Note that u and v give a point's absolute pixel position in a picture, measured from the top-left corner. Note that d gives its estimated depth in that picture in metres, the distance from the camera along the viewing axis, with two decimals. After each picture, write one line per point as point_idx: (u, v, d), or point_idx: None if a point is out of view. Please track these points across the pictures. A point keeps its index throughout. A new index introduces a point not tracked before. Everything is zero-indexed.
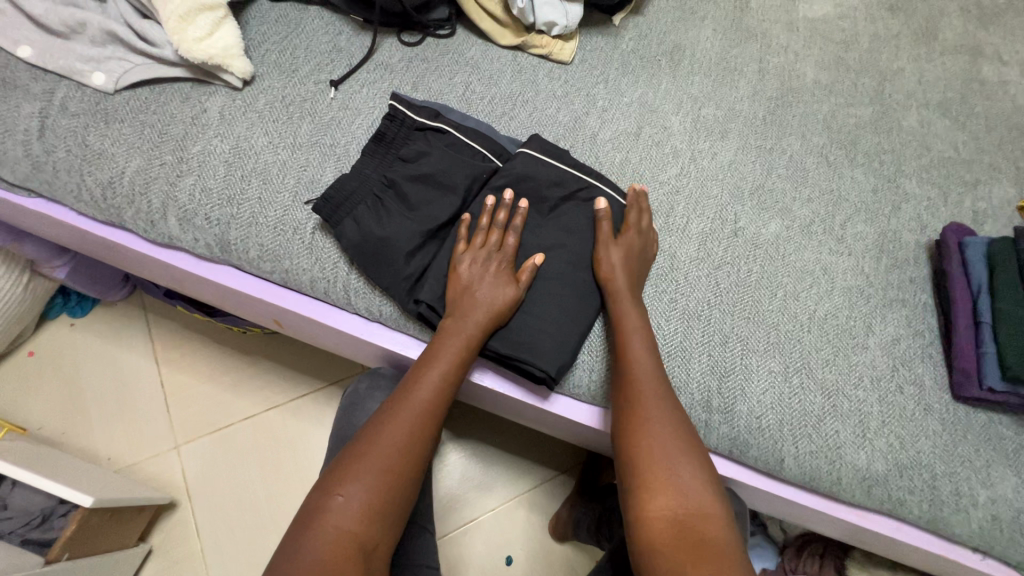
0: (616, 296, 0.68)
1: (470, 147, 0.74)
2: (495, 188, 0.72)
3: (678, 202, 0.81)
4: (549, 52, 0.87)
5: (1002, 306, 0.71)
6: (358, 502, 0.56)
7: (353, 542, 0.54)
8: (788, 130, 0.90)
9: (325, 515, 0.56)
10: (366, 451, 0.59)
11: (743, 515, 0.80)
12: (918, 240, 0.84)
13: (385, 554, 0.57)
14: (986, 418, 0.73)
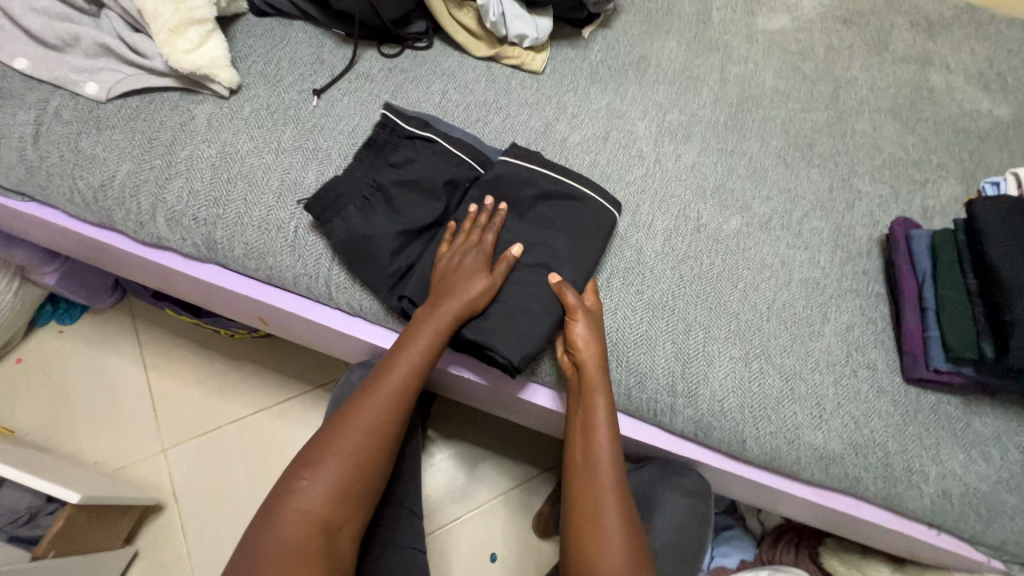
0: (586, 345, 0.69)
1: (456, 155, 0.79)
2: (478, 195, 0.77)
3: (644, 201, 0.86)
4: (521, 62, 0.93)
5: (945, 293, 0.76)
6: (323, 485, 0.59)
7: (317, 521, 0.57)
8: (748, 134, 0.96)
9: (292, 496, 0.58)
10: (335, 436, 0.62)
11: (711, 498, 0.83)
12: (870, 234, 0.89)
13: (351, 534, 0.60)
14: (936, 399, 0.77)
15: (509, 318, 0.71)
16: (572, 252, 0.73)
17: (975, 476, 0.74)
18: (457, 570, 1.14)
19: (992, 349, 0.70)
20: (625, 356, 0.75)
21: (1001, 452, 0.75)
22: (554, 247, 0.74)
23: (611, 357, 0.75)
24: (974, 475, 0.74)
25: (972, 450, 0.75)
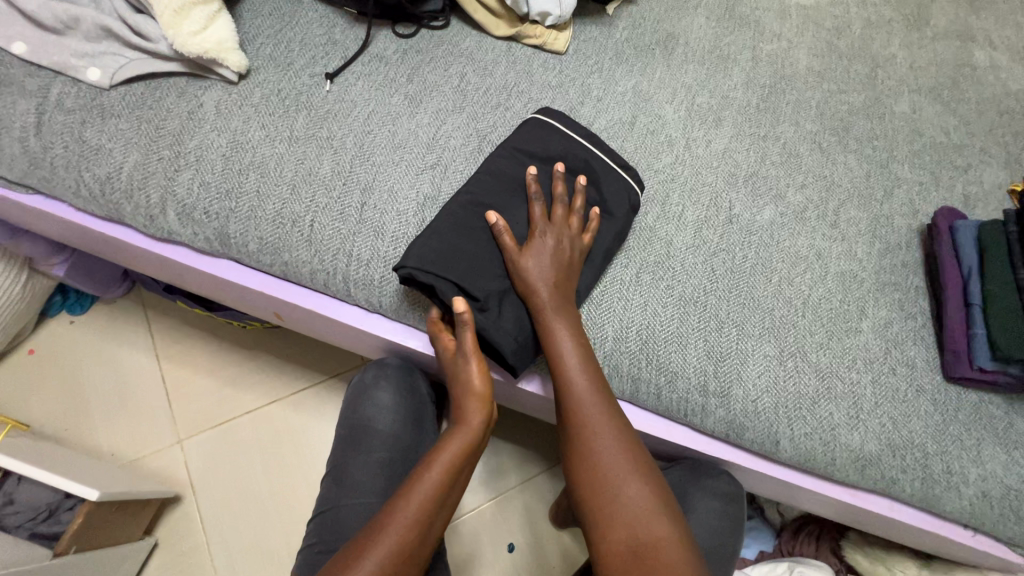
0: (539, 284, 0.67)
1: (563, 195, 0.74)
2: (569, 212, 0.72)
3: (673, 190, 0.82)
4: (543, 42, 0.88)
5: (994, 288, 0.72)
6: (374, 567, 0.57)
7: None
8: (781, 118, 0.91)
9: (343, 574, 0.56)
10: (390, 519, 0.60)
11: (739, 496, 0.82)
12: (910, 225, 0.85)
13: None
14: (978, 399, 0.74)
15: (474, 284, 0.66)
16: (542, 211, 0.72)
17: (1016, 478, 0.72)
18: (476, 561, 1.14)
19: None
20: (656, 354, 0.72)
21: None
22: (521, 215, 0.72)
23: (641, 356, 0.72)
24: (1016, 477, 0.72)
25: (1014, 451, 0.73)
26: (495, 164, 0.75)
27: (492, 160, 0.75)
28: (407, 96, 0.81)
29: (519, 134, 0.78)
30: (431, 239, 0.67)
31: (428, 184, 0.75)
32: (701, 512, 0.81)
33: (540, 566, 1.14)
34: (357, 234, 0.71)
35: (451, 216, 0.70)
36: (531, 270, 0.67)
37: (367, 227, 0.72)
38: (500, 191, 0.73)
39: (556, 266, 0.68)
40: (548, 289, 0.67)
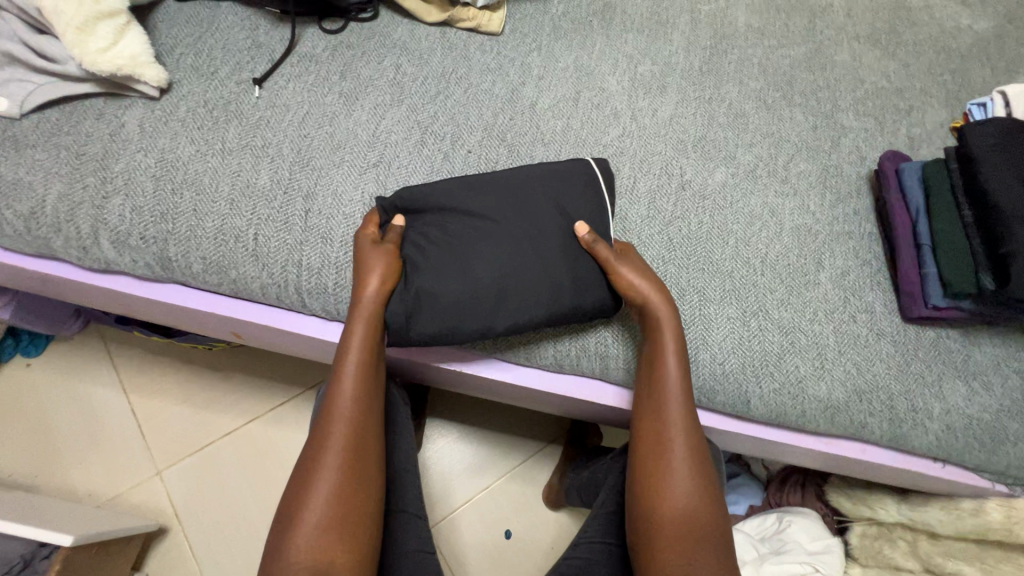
0: (641, 292, 0.67)
1: (552, 206, 0.70)
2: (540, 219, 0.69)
3: (623, 163, 0.81)
4: (477, 24, 0.86)
5: (941, 226, 0.73)
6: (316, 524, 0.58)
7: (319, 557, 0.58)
8: (725, 78, 0.91)
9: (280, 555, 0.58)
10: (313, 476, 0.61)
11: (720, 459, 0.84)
12: (858, 172, 0.86)
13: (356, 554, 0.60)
14: (936, 336, 0.76)
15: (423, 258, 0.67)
16: (513, 211, 0.69)
17: (977, 407, 0.74)
18: (473, 551, 1.15)
19: (992, 282, 0.68)
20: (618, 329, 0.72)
21: (1002, 380, 0.75)
22: (498, 207, 0.69)
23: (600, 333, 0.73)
24: (977, 406, 0.74)
25: (973, 382, 0.75)
26: (513, 177, 0.71)
27: (496, 175, 0.71)
28: (342, 94, 0.78)
29: (559, 167, 0.72)
30: (412, 198, 0.69)
31: (373, 183, 0.73)
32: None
33: (538, 548, 1.16)
34: (304, 243, 0.69)
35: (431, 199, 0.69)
36: (627, 274, 0.67)
37: (314, 235, 0.69)
38: (492, 203, 0.69)
39: (648, 277, 0.68)
40: (654, 285, 0.68)
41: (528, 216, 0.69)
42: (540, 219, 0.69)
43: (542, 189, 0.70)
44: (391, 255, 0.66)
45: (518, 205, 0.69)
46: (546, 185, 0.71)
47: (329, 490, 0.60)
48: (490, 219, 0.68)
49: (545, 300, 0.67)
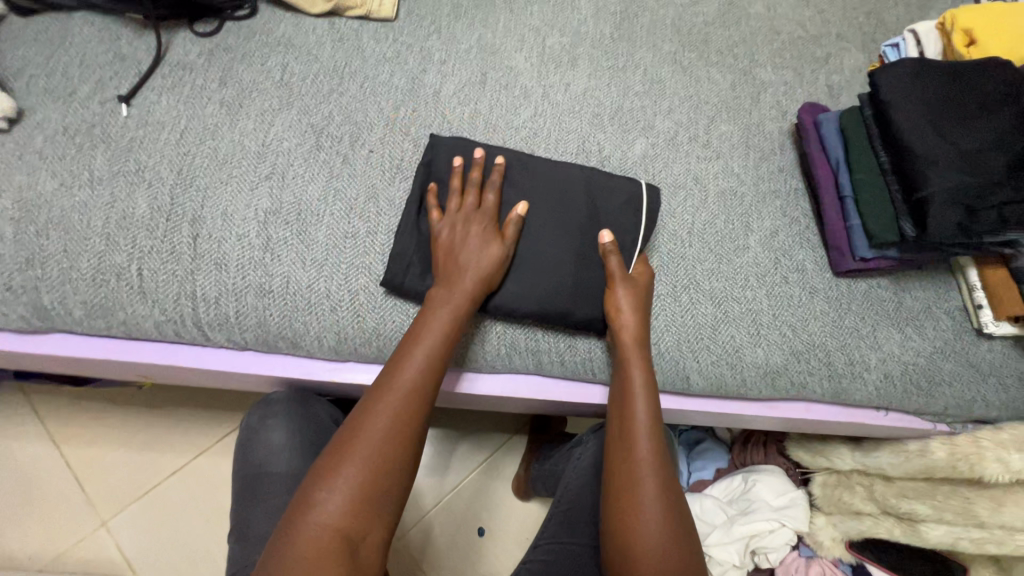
0: (626, 319, 0.64)
1: (572, 207, 0.68)
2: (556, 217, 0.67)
3: (538, 145, 0.77)
4: (367, 11, 0.79)
5: (860, 176, 0.72)
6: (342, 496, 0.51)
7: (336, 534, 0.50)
8: (637, 43, 0.87)
9: (306, 510, 0.50)
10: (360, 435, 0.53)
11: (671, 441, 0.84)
12: (780, 127, 0.84)
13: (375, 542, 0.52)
14: (867, 286, 0.76)
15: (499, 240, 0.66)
16: (535, 204, 0.67)
17: (912, 353, 0.74)
18: (447, 554, 1.13)
19: (911, 228, 0.66)
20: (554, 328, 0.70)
21: (933, 323, 0.76)
22: (528, 195, 0.67)
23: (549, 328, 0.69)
24: (911, 352, 0.74)
25: (906, 328, 0.75)
26: (564, 172, 0.69)
27: (539, 166, 0.69)
28: (223, 102, 0.71)
29: (606, 181, 0.70)
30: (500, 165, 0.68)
31: (267, 198, 0.67)
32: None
33: (512, 540, 1.16)
34: (196, 272, 0.64)
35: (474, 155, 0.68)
36: (621, 297, 0.64)
37: (207, 262, 0.64)
38: (518, 188, 0.68)
39: (641, 300, 0.66)
40: (637, 299, 0.65)
41: (553, 200, 0.67)
42: (566, 206, 0.67)
43: (575, 189, 0.68)
44: (507, 245, 0.64)
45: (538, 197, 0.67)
46: (575, 183, 0.69)
47: (377, 450, 0.53)
48: (517, 199, 0.67)
49: (549, 268, 0.66)
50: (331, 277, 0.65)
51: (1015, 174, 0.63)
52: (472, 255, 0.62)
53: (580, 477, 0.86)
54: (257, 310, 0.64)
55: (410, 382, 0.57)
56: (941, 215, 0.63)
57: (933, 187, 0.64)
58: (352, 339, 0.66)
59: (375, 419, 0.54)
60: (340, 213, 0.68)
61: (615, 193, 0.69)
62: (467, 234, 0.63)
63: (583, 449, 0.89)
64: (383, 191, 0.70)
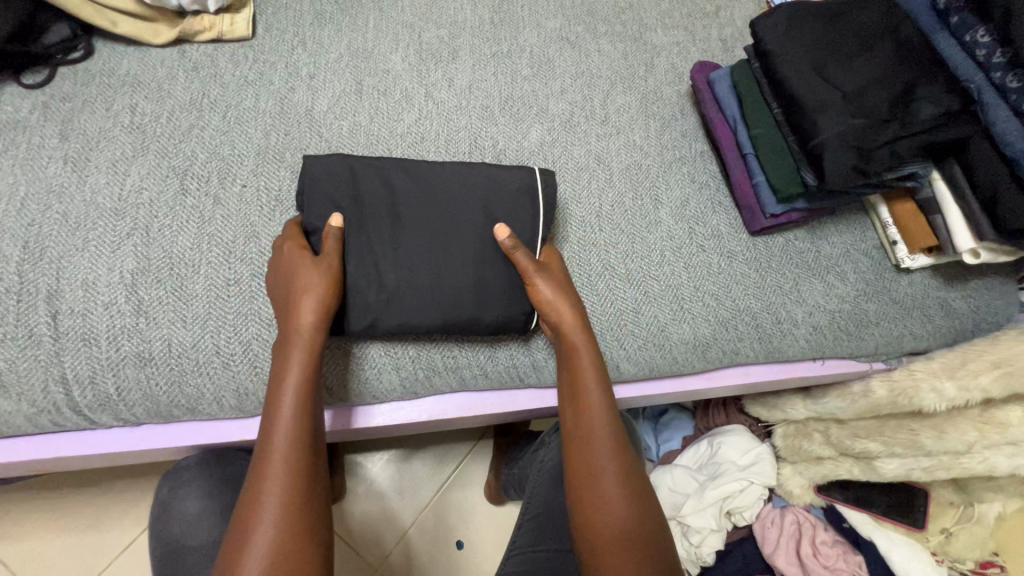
0: (558, 313, 0.62)
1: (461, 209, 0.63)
2: (455, 223, 0.63)
3: (427, 149, 0.72)
4: (219, 33, 0.73)
5: (758, 132, 0.70)
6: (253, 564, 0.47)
7: None
8: (520, 24, 0.82)
9: None
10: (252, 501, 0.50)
11: None
12: (678, 91, 0.82)
13: None
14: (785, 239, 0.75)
15: (396, 248, 0.61)
16: (428, 212, 0.62)
17: (837, 301, 0.74)
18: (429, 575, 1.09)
19: (812, 176, 0.64)
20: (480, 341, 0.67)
21: (853, 266, 0.75)
22: (419, 203, 0.62)
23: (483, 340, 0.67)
24: (836, 299, 0.74)
25: (828, 276, 0.74)
26: (455, 174, 0.64)
27: (427, 169, 0.64)
28: (68, 159, 0.64)
29: (500, 176, 0.65)
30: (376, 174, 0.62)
31: (132, 257, 0.61)
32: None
33: (493, 547, 1.13)
34: (61, 353, 0.57)
35: (362, 175, 0.62)
36: (543, 289, 0.62)
37: (72, 340, 0.58)
38: (406, 198, 0.62)
39: (564, 287, 0.63)
40: (566, 291, 0.63)
41: (448, 217, 0.63)
42: (461, 214, 0.63)
43: (469, 188, 0.64)
44: (333, 264, 0.57)
45: (432, 203, 0.63)
46: (466, 183, 0.64)
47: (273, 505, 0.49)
48: (408, 208, 0.62)
49: (457, 292, 0.62)
50: (217, 331, 0.60)
51: (901, 108, 0.62)
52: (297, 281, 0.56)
53: (543, 481, 0.81)
54: (140, 382, 0.58)
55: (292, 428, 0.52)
56: (839, 160, 0.61)
57: (825, 132, 0.62)
58: (254, 393, 0.61)
59: (273, 475, 0.50)
60: (218, 259, 0.62)
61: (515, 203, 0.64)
62: (287, 271, 0.57)
63: (547, 452, 0.85)
64: (263, 228, 0.65)
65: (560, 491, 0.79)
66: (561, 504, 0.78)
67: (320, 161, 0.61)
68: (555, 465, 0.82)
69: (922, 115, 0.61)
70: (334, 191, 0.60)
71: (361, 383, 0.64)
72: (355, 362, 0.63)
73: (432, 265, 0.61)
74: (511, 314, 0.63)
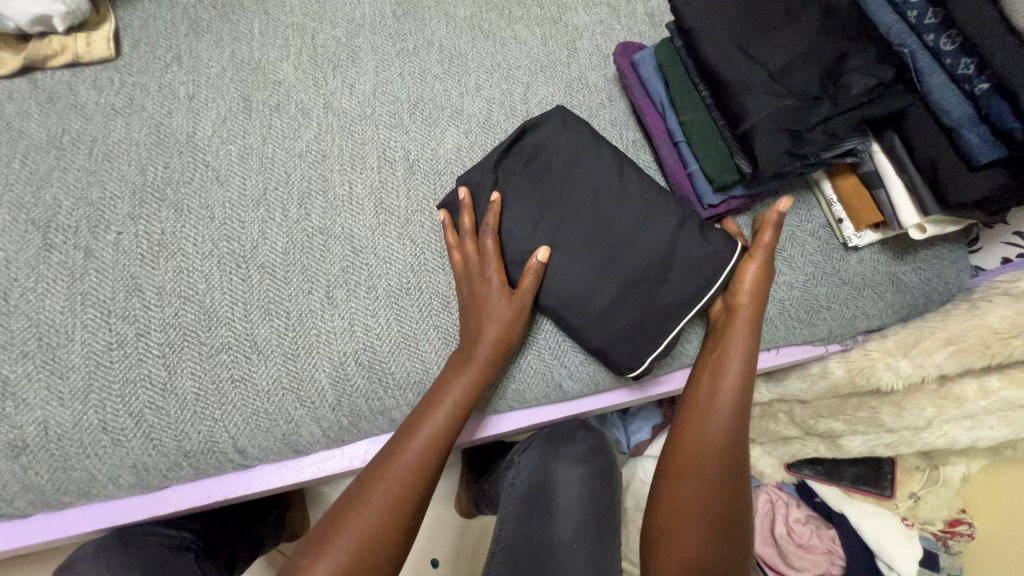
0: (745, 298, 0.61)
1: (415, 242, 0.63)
2: (566, 239, 0.61)
3: (331, 167, 0.65)
4: (75, 56, 0.63)
5: (687, 117, 0.65)
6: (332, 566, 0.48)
7: None
8: (426, 16, 0.74)
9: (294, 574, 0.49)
10: (357, 507, 0.51)
11: (598, 447, 0.77)
12: (605, 76, 0.76)
13: None
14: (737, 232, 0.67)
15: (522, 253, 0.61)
16: (575, 225, 0.61)
17: (784, 288, 0.70)
18: None
19: (746, 164, 0.60)
20: (539, 363, 0.64)
21: (800, 249, 0.71)
22: (568, 216, 0.62)
23: (543, 359, 0.64)
24: (784, 286, 0.70)
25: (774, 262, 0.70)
26: (603, 183, 0.62)
27: (584, 176, 0.63)
28: None
29: (640, 190, 0.62)
30: (536, 188, 0.63)
31: None
32: (568, 486, 0.72)
33: (468, 562, 1.05)
34: None
35: (580, 148, 0.63)
36: (747, 276, 0.62)
37: None
38: (562, 208, 0.62)
39: (762, 296, 0.62)
40: (759, 280, 0.61)
41: (660, 203, 0.61)
42: (599, 230, 0.61)
43: (614, 200, 0.62)
44: (525, 303, 0.59)
45: (575, 216, 0.62)
46: (617, 193, 0.62)
47: (375, 518, 0.51)
48: (539, 222, 0.62)
49: (568, 297, 0.60)
50: (101, 406, 0.53)
51: (832, 83, 0.58)
52: (488, 317, 0.58)
53: (513, 506, 0.72)
54: (17, 474, 0.52)
55: (399, 481, 0.53)
56: (768, 146, 0.57)
57: (754, 116, 0.57)
58: (154, 467, 0.55)
59: (368, 508, 0.51)
60: (95, 322, 0.55)
61: (654, 238, 0.60)
62: (485, 280, 0.59)
63: (516, 473, 0.77)
64: (146, 279, 0.57)
65: (533, 516, 0.69)
66: (530, 528, 0.68)
67: (563, 116, 0.65)
68: (526, 487, 0.74)
69: (856, 88, 0.57)
70: (610, 151, 0.63)
71: (268, 444, 0.57)
72: (267, 420, 0.57)
73: (565, 271, 0.61)
74: (622, 336, 0.61)
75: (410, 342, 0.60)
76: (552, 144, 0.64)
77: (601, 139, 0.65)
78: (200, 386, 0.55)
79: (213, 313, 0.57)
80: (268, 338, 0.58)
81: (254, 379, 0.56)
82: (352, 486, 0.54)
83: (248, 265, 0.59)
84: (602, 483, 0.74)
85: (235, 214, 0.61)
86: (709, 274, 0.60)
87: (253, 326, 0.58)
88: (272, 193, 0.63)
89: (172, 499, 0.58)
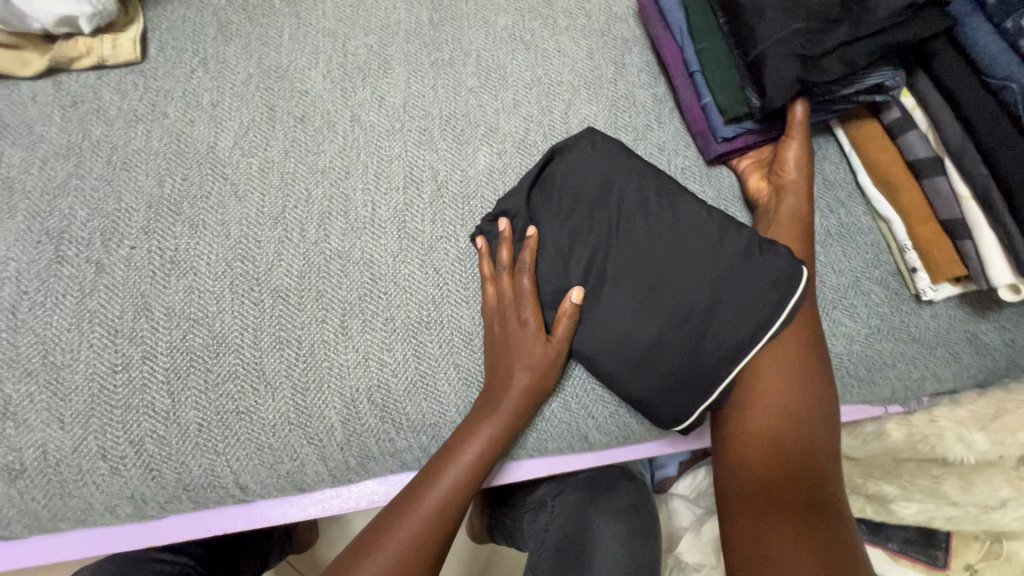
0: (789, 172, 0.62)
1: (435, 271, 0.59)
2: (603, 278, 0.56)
3: (354, 186, 0.61)
4: (99, 58, 0.61)
5: (704, 46, 0.64)
6: None
7: None
8: (464, 24, 0.69)
9: None
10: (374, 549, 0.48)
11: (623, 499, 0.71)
12: (654, 96, 0.69)
13: None
14: (756, 160, 0.66)
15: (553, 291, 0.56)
16: (612, 262, 0.56)
17: (843, 342, 0.62)
18: None
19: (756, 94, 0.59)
20: (564, 411, 0.58)
21: (865, 300, 0.63)
22: (604, 248, 0.57)
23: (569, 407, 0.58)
24: (843, 340, 0.62)
25: (833, 312, 0.63)
26: (642, 218, 0.57)
27: (626, 212, 0.58)
28: None
29: (687, 232, 0.56)
30: (566, 214, 0.58)
31: None
32: (604, 539, 0.65)
33: None
34: None
35: (614, 176, 0.59)
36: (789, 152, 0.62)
37: None
38: (596, 239, 0.57)
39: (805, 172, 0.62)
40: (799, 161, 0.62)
41: (707, 246, 0.55)
42: (637, 267, 0.56)
43: (654, 238, 0.56)
44: (562, 348, 0.54)
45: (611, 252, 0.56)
46: (659, 233, 0.56)
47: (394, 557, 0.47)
48: (573, 257, 0.57)
49: (604, 343, 0.55)
50: (101, 431, 0.50)
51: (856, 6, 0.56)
52: (522, 362, 0.53)
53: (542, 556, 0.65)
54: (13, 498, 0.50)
55: (417, 532, 0.49)
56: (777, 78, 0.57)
57: (763, 41, 0.58)
58: (152, 498, 0.52)
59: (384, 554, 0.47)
60: (101, 342, 0.53)
61: (700, 284, 0.54)
62: (518, 320, 0.54)
63: (548, 521, 0.71)
64: (155, 297, 0.54)
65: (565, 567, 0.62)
66: None
67: (600, 143, 0.61)
68: (558, 537, 0.67)
69: (879, 13, 0.55)
70: (649, 182, 0.59)
71: (269, 481, 0.54)
72: (271, 456, 0.53)
73: (601, 314, 0.55)
74: (665, 389, 0.54)
75: (427, 381, 0.56)
76: (589, 171, 0.60)
77: (640, 166, 0.60)
78: (203, 416, 0.52)
79: (222, 338, 0.54)
80: (277, 368, 0.54)
81: (259, 411, 0.53)
82: (369, 528, 0.50)
83: (261, 288, 0.56)
84: (640, 542, 0.66)
85: (251, 232, 0.58)
86: (770, 309, 0.53)
87: (262, 355, 0.54)
88: (291, 211, 0.59)
89: (168, 528, 0.55)
